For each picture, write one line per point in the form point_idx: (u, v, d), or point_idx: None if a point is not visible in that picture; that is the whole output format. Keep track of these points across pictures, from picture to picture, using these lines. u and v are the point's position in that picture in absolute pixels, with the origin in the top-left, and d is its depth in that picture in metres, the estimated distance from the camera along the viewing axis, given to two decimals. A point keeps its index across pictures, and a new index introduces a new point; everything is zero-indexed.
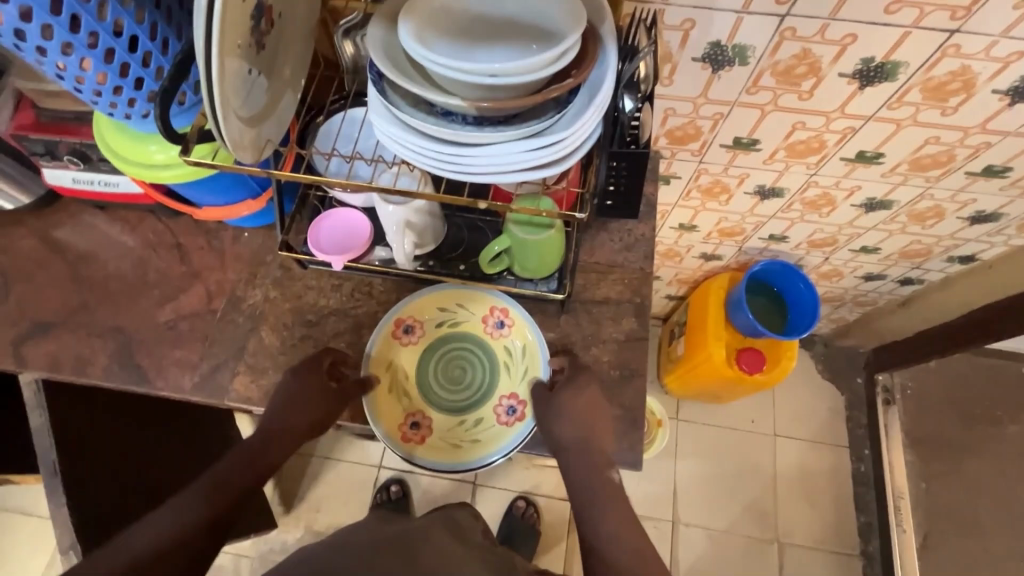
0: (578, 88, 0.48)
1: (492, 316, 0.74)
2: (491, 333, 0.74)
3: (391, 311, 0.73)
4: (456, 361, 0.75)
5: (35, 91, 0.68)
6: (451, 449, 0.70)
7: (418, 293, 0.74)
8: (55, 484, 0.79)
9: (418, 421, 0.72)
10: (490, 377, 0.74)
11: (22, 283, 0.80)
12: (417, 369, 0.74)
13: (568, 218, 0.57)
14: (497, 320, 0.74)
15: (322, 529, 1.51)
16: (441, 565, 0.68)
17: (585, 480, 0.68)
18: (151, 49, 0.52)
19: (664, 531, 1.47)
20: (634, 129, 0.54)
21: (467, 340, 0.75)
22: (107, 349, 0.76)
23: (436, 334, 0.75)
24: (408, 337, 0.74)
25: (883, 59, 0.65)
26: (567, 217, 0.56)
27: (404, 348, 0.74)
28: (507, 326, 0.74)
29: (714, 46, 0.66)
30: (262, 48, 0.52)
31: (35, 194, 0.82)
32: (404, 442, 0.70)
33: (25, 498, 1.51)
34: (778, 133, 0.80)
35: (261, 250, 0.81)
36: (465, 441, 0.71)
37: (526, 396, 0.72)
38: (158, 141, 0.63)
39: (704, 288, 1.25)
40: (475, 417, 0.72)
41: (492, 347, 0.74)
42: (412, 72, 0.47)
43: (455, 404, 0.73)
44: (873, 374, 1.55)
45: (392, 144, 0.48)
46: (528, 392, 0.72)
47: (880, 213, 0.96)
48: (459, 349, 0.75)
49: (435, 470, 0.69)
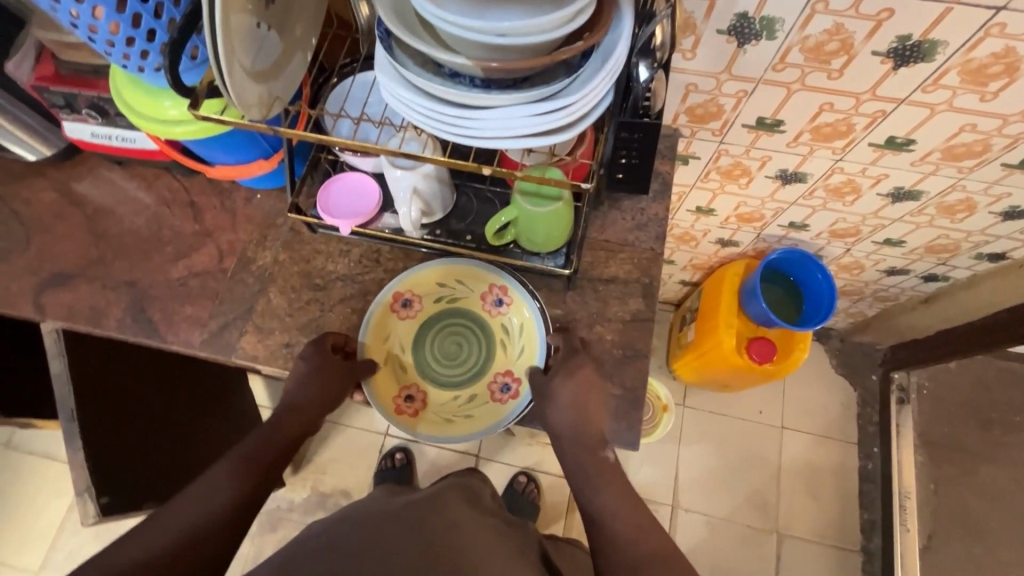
0: (591, 53, 0.47)
1: (491, 294, 0.75)
2: (489, 311, 0.75)
3: (390, 285, 0.74)
4: (453, 337, 0.76)
5: (55, 42, 0.69)
6: (444, 423, 0.72)
7: (418, 267, 0.74)
8: (72, 428, 0.83)
9: (412, 394, 0.74)
10: (486, 354, 0.75)
11: (43, 233, 0.83)
12: (414, 343, 0.76)
13: (577, 188, 0.56)
14: (496, 298, 0.75)
15: (328, 490, 1.55)
16: (446, 532, 0.68)
17: (584, 455, 0.69)
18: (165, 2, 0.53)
19: (663, 515, 1.48)
20: (647, 100, 0.51)
21: (464, 316, 0.76)
22: (121, 302, 0.78)
23: (434, 309, 0.76)
24: (405, 311, 0.75)
25: (921, 38, 0.61)
26: (575, 188, 0.55)
27: (401, 322, 0.75)
28: (506, 304, 0.74)
29: (741, 18, 0.63)
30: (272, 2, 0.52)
31: (57, 148, 0.83)
32: (398, 414, 0.72)
33: (49, 443, 1.59)
34: (804, 115, 0.77)
35: (272, 213, 0.82)
36: (458, 416, 0.73)
37: (522, 373, 0.73)
38: (172, 97, 0.63)
39: (718, 275, 1.23)
40: (469, 393, 0.74)
41: (490, 324, 0.75)
42: (420, 31, 0.46)
43: (450, 380, 0.75)
44: (889, 372, 1.52)
45: (398, 105, 0.47)
46: (523, 370, 0.73)
47: (907, 203, 0.93)
48: (457, 325, 0.76)
49: (429, 442, 0.70)
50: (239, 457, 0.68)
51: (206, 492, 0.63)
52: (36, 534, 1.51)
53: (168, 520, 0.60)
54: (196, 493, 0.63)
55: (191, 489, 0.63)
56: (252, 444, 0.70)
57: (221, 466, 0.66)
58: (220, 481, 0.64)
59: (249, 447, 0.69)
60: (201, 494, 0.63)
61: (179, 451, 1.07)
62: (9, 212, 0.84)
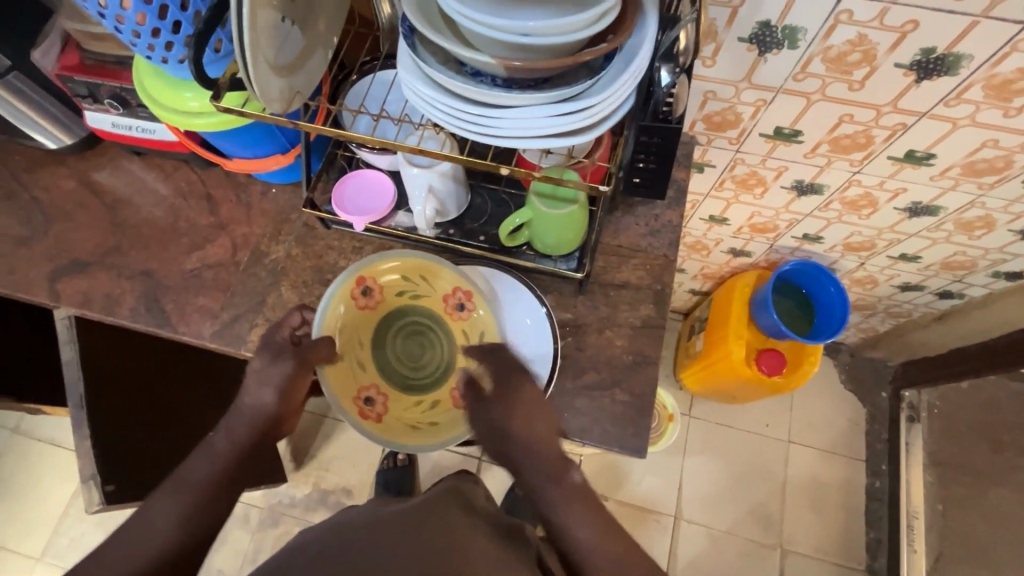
0: (614, 56, 0.47)
1: (454, 296, 0.70)
2: (451, 314, 0.70)
3: (350, 269, 0.68)
4: (414, 336, 0.71)
5: (81, 33, 0.70)
6: (405, 430, 0.67)
7: (381, 256, 0.69)
8: (80, 415, 0.83)
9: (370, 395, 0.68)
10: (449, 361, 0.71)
11: (62, 221, 0.84)
12: (373, 338, 0.70)
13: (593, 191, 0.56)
14: (458, 302, 0.70)
15: (330, 487, 1.55)
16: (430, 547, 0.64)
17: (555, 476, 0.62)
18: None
19: (665, 526, 1.46)
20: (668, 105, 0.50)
21: (425, 316, 0.71)
22: (135, 291, 0.79)
23: (394, 303, 0.71)
24: (365, 300, 0.69)
25: (945, 51, 0.61)
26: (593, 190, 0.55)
27: (358, 313, 0.69)
28: (469, 309, 0.70)
29: (763, 26, 0.63)
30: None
31: (78, 137, 0.84)
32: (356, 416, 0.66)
33: (56, 430, 1.60)
34: (823, 126, 0.76)
35: (287, 207, 0.82)
36: (421, 423, 0.68)
37: None
38: (193, 89, 0.64)
39: (729, 285, 1.22)
40: (432, 399, 0.69)
41: (451, 328, 0.70)
42: (443, 28, 0.47)
43: (411, 382, 0.70)
44: (899, 389, 1.50)
45: (418, 101, 0.48)
46: None
47: (924, 218, 0.91)
48: (418, 324, 0.71)
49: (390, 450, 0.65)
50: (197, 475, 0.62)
51: (160, 515, 0.58)
52: (39, 521, 1.52)
53: (122, 547, 0.56)
54: (150, 516, 0.58)
55: (144, 514, 0.59)
56: (215, 456, 0.63)
57: (177, 486, 0.61)
58: (173, 506, 0.59)
59: (217, 449, 0.64)
60: (154, 520, 0.58)
61: (184, 442, 1.07)
62: (29, 199, 0.85)
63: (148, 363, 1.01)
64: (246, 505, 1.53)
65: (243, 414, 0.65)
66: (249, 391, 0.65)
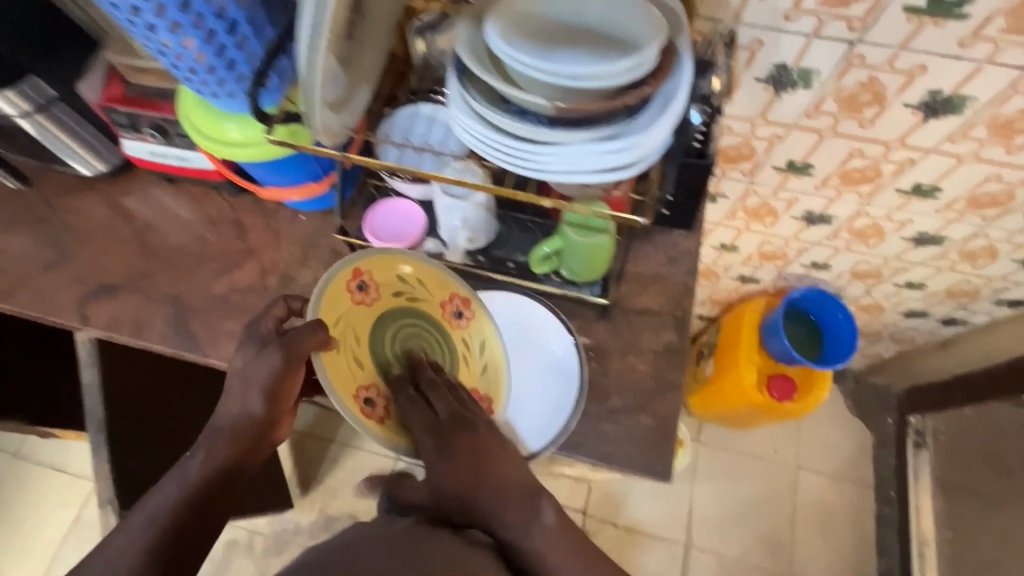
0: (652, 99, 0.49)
1: (452, 303, 0.69)
2: (450, 322, 0.69)
3: (349, 258, 0.63)
4: (411, 340, 0.68)
5: (126, 66, 0.73)
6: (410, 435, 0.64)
7: (381, 251, 0.66)
8: (100, 438, 0.83)
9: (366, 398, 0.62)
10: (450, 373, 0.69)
11: (93, 245, 0.85)
12: (370, 336, 0.65)
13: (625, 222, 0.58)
14: (456, 309, 0.70)
15: (336, 514, 1.53)
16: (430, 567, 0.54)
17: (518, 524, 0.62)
18: (248, 33, 0.55)
19: (676, 553, 1.45)
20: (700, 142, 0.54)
21: (423, 320, 0.68)
22: (164, 315, 0.80)
23: (391, 302, 0.67)
24: (361, 294, 0.64)
25: (951, 92, 0.64)
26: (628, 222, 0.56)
27: (353, 307, 0.64)
28: (467, 317, 0.70)
29: (780, 68, 0.67)
30: (350, 39, 0.55)
31: (111, 164, 0.86)
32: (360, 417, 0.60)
33: (57, 454, 1.58)
34: (834, 160, 0.80)
35: (315, 233, 0.84)
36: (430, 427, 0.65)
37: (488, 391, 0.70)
38: (234, 120, 0.66)
39: (738, 311, 1.24)
40: None
41: (449, 335, 0.69)
42: (492, 68, 0.49)
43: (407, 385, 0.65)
44: (905, 415, 1.51)
45: (462, 133, 0.50)
46: (489, 388, 0.70)
47: (930, 248, 0.95)
48: (413, 328, 0.68)
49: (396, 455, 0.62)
50: (173, 488, 0.62)
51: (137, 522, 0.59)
52: (36, 549, 1.48)
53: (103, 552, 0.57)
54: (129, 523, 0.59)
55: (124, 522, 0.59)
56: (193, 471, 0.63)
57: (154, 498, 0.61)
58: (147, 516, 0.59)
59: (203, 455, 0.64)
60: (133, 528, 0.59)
61: None
62: (61, 224, 0.87)
63: (165, 386, 1.02)
64: (251, 532, 1.51)
65: (227, 421, 0.65)
66: (231, 400, 0.65)
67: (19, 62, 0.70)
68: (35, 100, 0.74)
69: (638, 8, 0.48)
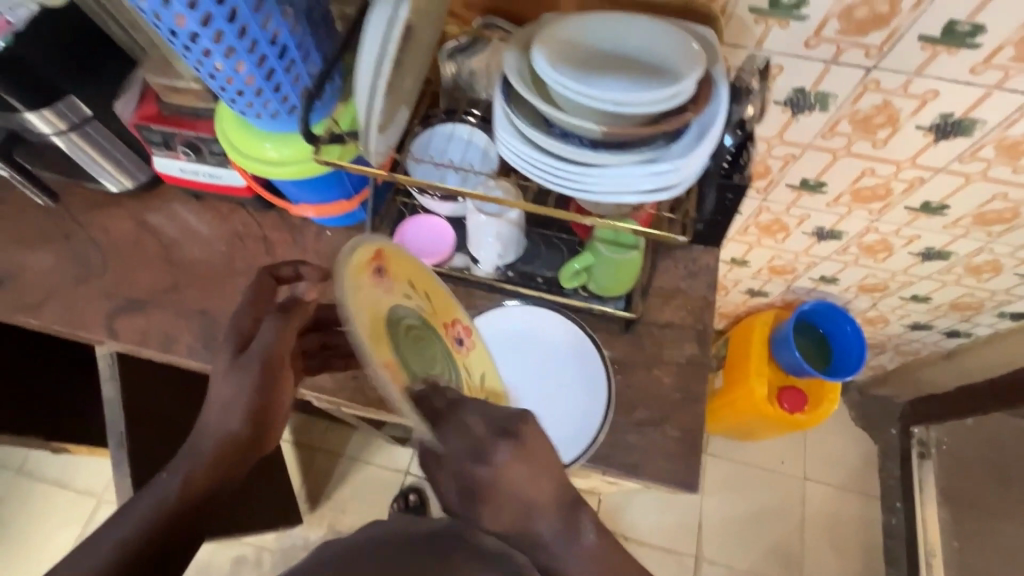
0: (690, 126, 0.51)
1: (455, 329, 0.67)
2: (455, 347, 0.65)
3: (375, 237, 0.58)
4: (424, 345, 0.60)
5: (161, 86, 0.75)
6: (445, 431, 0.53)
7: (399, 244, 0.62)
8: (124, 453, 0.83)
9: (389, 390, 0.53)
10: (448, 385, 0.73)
11: (120, 260, 0.86)
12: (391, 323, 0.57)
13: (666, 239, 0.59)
14: (457, 336, 0.67)
15: (345, 529, 1.52)
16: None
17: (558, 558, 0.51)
18: (296, 57, 0.57)
19: (686, 566, 1.46)
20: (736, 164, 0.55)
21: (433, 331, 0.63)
22: (192, 329, 0.81)
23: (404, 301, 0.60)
24: (382, 278, 0.57)
25: (962, 115, 0.68)
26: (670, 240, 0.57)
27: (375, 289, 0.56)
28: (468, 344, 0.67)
29: (798, 92, 0.70)
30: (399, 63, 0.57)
31: (138, 180, 0.87)
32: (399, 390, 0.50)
33: (61, 470, 1.56)
34: (846, 178, 0.83)
35: (341, 249, 0.86)
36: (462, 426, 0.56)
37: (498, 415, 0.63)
38: (272, 140, 0.68)
39: (748, 323, 1.26)
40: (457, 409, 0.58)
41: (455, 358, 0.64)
42: (538, 92, 0.51)
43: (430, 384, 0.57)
44: (909, 426, 1.54)
45: (507, 152, 0.52)
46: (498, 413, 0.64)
47: (936, 262, 0.98)
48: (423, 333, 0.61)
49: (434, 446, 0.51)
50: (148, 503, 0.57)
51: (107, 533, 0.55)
52: (38, 567, 1.46)
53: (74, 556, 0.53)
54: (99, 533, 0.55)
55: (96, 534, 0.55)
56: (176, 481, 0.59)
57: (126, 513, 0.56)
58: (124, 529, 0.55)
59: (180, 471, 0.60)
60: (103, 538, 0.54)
61: None
62: (87, 239, 0.87)
63: (185, 400, 1.02)
64: (259, 548, 1.50)
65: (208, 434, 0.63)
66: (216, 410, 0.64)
67: (59, 83, 0.71)
68: (70, 120, 0.75)
69: (676, 41, 0.51)
